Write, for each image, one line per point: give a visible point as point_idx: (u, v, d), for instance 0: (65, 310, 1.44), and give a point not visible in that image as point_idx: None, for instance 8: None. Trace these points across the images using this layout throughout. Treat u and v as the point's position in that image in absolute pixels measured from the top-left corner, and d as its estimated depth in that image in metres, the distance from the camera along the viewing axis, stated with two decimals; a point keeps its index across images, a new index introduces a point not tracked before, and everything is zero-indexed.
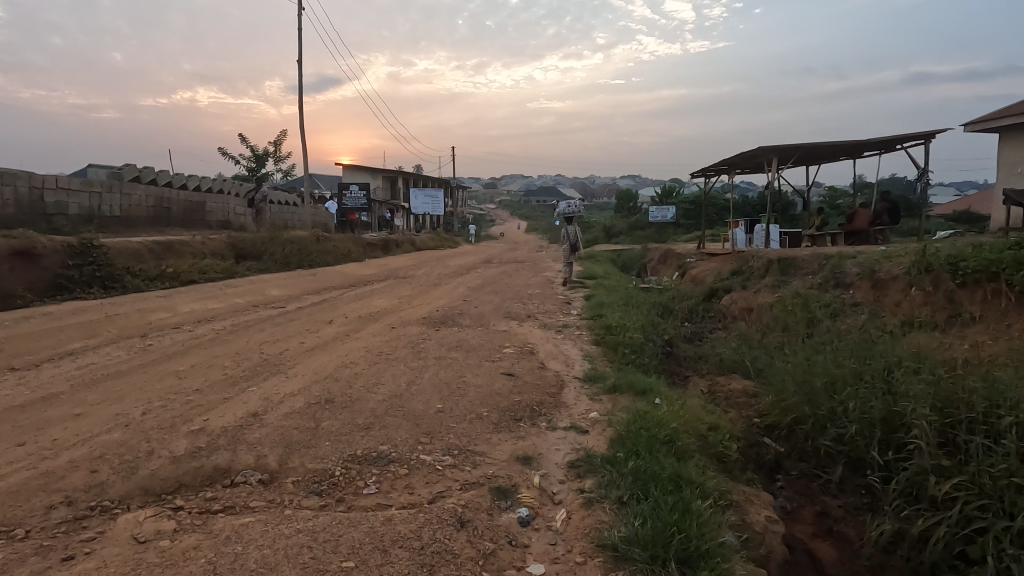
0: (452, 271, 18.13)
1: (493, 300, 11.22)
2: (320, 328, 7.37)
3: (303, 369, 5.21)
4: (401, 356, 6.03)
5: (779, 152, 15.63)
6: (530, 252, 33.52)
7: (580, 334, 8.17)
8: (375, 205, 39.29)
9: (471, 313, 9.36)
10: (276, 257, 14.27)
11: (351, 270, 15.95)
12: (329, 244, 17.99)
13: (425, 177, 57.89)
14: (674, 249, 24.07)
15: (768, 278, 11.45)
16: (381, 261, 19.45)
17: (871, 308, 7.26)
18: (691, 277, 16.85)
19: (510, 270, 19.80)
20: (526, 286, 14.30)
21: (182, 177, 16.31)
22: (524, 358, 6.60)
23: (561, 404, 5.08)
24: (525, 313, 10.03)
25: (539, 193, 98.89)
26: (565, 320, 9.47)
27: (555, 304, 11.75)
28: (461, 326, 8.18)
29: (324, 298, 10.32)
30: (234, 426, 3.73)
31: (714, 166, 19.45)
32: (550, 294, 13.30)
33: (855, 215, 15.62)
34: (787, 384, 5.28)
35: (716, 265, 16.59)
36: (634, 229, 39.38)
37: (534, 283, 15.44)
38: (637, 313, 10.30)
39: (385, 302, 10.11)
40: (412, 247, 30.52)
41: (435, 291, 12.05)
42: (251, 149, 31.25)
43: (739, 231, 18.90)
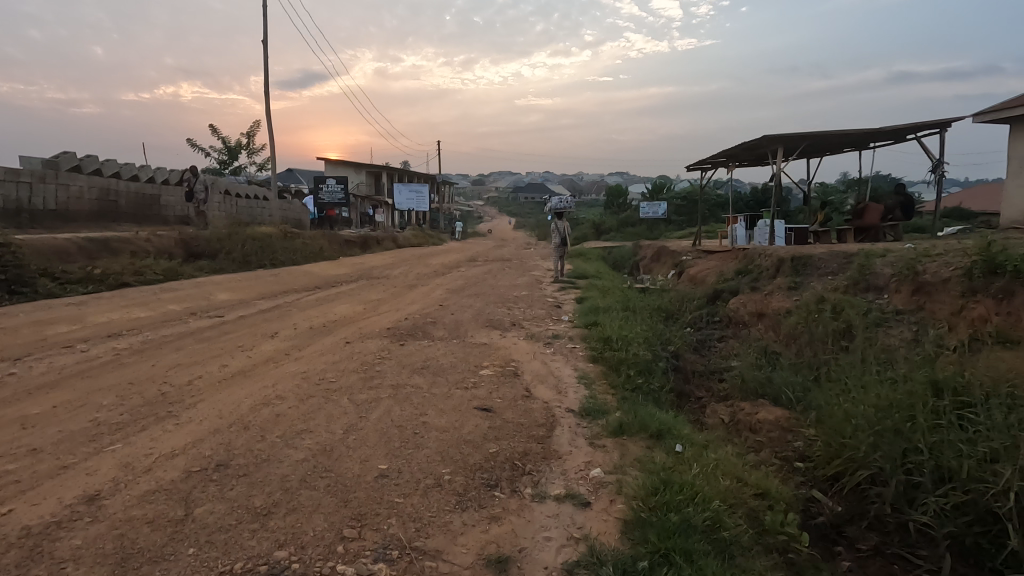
0: (432, 270, 16.80)
1: (473, 304, 9.91)
2: (257, 343, 6.04)
3: (207, 409, 3.88)
4: (347, 385, 4.71)
5: (784, 142, 14.48)
6: (517, 249, 32.22)
7: (573, 348, 6.90)
8: (356, 201, 37.73)
9: (444, 321, 8.04)
10: (234, 256, 12.85)
11: (321, 270, 14.54)
12: (298, 242, 16.53)
13: (410, 172, 56.33)
14: (669, 247, 22.87)
15: (780, 280, 10.26)
16: (356, 260, 18.06)
17: (922, 318, 6.08)
18: (690, 277, 15.65)
19: (496, 269, 18.51)
20: (511, 288, 13.01)
21: (132, 167, 14.79)
22: (505, 383, 5.32)
23: (551, 456, 3.80)
24: (508, 320, 8.72)
25: (527, 190, 97.57)
26: (555, 329, 8.19)
27: (544, 309, 10.45)
28: (432, 339, 6.88)
29: (277, 303, 8.96)
30: (44, 526, 2.42)
31: (712, 158, 18.26)
32: (538, 296, 12.03)
33: (866, 210, 14.52)
34: (847, 423, 4.08)
35: (717, 264, 15.41)
36: (625, 226, 38.22)
37: (520, 284, 14.15)
38: (637, 320, 9.04)
39: (348, 308, 8.78)
40: (393, 245, 29.06)
41: (407, 294, 10.71)
42: (222, 140, 29.53)
43: (740, 226, 17.72)
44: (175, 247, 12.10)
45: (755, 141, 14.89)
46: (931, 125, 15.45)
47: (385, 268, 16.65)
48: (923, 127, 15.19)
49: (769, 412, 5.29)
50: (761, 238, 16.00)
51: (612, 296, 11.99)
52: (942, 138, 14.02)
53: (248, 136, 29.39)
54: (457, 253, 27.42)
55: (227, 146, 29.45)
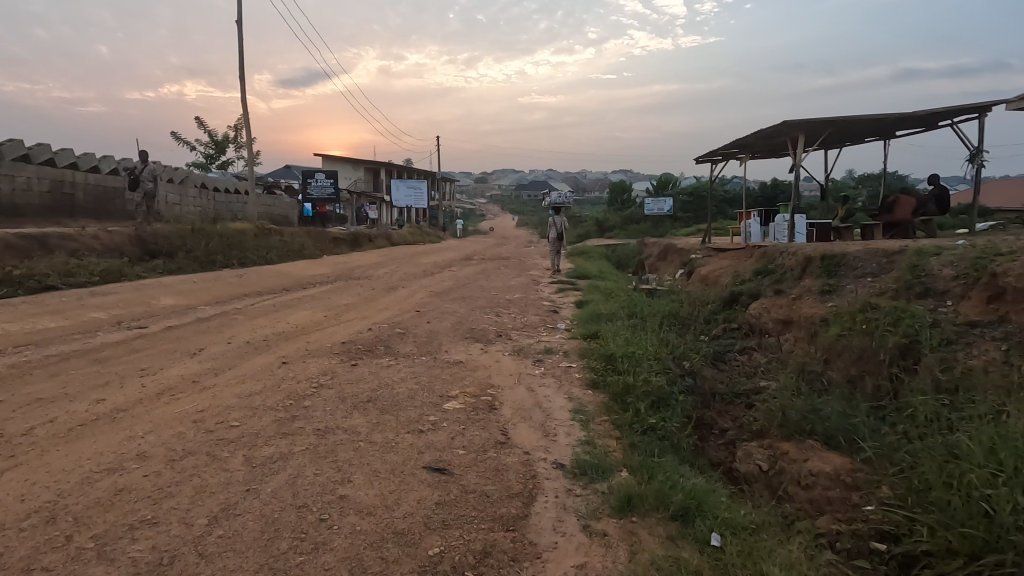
0: (421, 270, 15.57)
1: (456, 310, 8.62)
2: (168, 365, 4.78)
3: (19, 482, 2.63)
4: (253, 432, 3.43)
5: (806, 128, 13.14)
6: (517, 248, 30.90)
7: (568, 367, 5.63)
8: (351, 197, 36.43)
9: (416, 332, 6.75)
10: (197, 255, 11.60)
11: (296, 270, 13.29)
12: (276, 239, 15.27)
13: (409, 169, 54.88)
14: (676, 244, 21.52)
15: (809, 283, 8.93)
16: (341, 259, 16.82)
17: (1010, 332, 4.78)
18: (701, 277, 14.33)
19: (491, 268, 17.21)
20: (504, 290, 11.73)
21: (91, 158, 13.54)
22: (476, 422, 4.05)
23: (523, 556, 2.52)
24: (493, 329, 7.42)
25: (530, 187, 96.19)
26: (549, 342, 6.88)
27: (538, 315, 9.15)
28: (396, 358, 5.59)
29: (226, 309, 7.69)
30: None
31: (724, 149, 16.91)
32: (533, 300, 10.75)
33: (896, 203, 13.19)
34: (969, 505, 2.80)
35: (730, 264, 14.09)
36: (629, 224, 36.88)
37: (514, 286, 12.88)
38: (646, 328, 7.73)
39: (307, 315, 7.51)
40: (387, 243, 27.83)
41: (382, 298, 9.46)
42: (208, 134, 28.24)
43: (755, 220, 16.37)
44: (131, 243, 10.88)
45: (773, 129, 13.53)
46: (966, 110, 14.07)
47: (371, 267, 15.41)
48: (958, 113, 13.83)
49: (824, 462, 4.02)
50: (778, 235, 14.67)
51: (617, 299, 10.66)
52: (981, 124, 12.65)
53: (235, 129, 28.08)
54: (453, 251, 26.18)
55: (214, 140, 28.15)
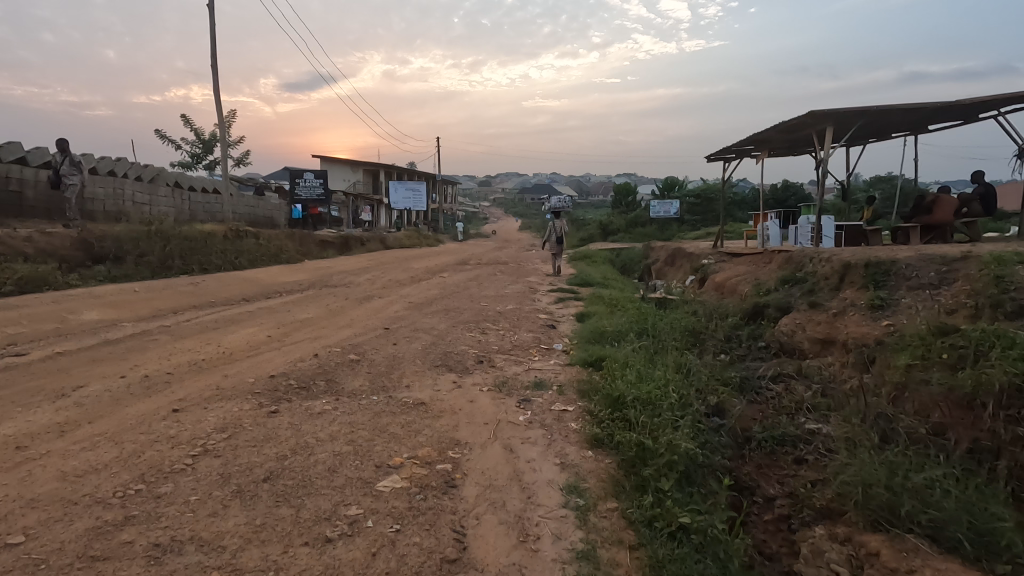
0: (409, 276, 14.28)
1: (434, 327, 7.27)
2: (8, 415, 3.47)
3: None
4: (39, 560, 2.11)
5: (836, 120, 11.76)
6: (517, 252, 29.57)
7: (562, 412, 4.30)
8: (346, 199, 35.19)
9: (375, 359, 5.39)
10: (150, 259, 10.35)
11: (267, 275, 11.99)
12: (250, 241, 14.00)
13: (408, 171, 53.61)
14: (686, 248, 20.19)
15: (852, 297, 7.55)
16: (323, 264, 15.55)
17: None
18: (717, 285, 12.97)
19: (486, 274, 15.90)
20: (496, 300, 10.41)
21: (43, 152, 12.34)
22: (419, 517, 2.73)
23: None
24: (474, 353, 6.08)
25: (533, 191, 94.91)
26: (541, 372, 5.53)
27: (531, 332, 7.82)
28: (337, 400, 4.25)
29: (153, 327, 6.38)
30: None
31: (740, 145, 15.57)
32: (528, 312, 9.43)
33: (937, 203, 11.81)
34: None
35: (749, 271, 12.71)
36: (634, 227, 35.54)
37: (509, 294, 11.56)
38: (660, 351, 6.39)
39: (249, 334, 6.20)
40: (381, 246, 26.59)
41: (350, 310, 8.12)
42: (195, 132, 27.05)
43: (774, 221, 14.98)
44: (73, 247, 9.61)
45: (798, 121, 12.15)
46: (1012, 100, 12.65)
47: (354, 273, 14.10)
48: (1005, 103, 12.41)
49: None
50: (802, 238, 13.30)
51: (624, 311, 9.30)
52: None
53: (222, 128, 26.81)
54: (449, 255, 24.89)
55: (201, 138, 26.93)
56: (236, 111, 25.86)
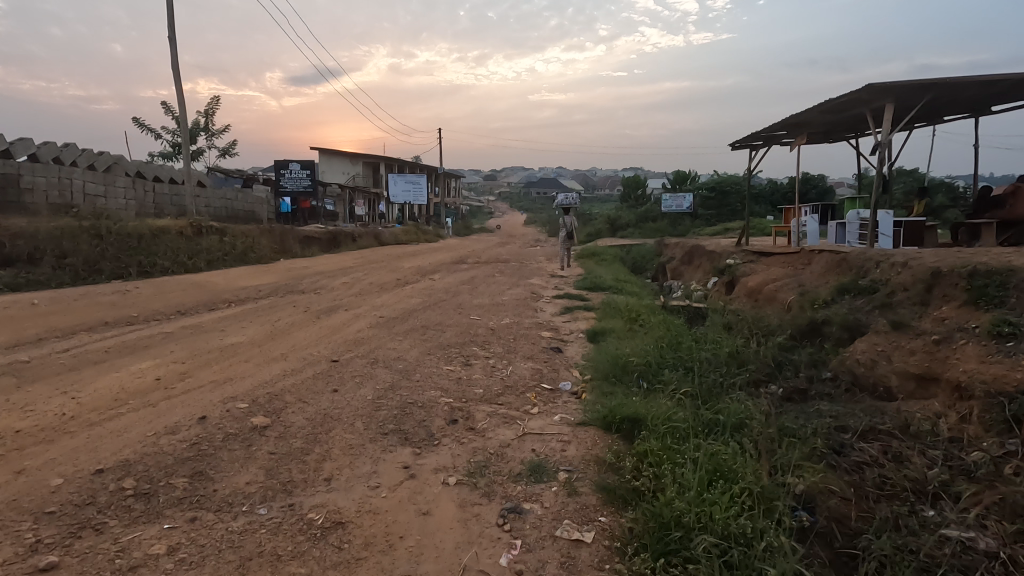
0: (395, 278, 12.55)
1: (402, 357, 5.50)
2: None
3: None
4: None
5: (899, 96, 9.85)
6: (520, 249, 27.81)
7: (574, 544, 2.54)
8: (342, 193, 33.48)
9: (293, 422, 3.62)
10: (76, 261, 8.63)
11: (225, 279, 10.29)
12: (214, 238, 12.28)
13: (409, 164, 51.79)
14: (705, 246, 18.46)
15: (956, 320, 5.72)
16: (302, 264, 13.87)
17: None
18: (750, 292, 11.13)
19: (484, 275, 14.16)
20: (490, 311, 8.66)
21: None
22: None
23: None
24: (447, 403, 4.31)
25: (539, 184, 92.99)
26: (540, 440, 3.76)
27: (532, 360, 6.06)
28: (188, 525, 2.49)
29: (9, 361, 4.66)
30: None
31: (773, 129, 13.66)
32: (529, 329, 7.68)
33: (1017, 196, 9.93)
34: None
35: (788, 275, 10.88)
36: (643, 222, 33.67)
37: (508, 302, 9.79)
38: (708, 397, 4.61)
39: (131, 374, 4.44)
40: (375, 243, 24.93)
41: (299, 330, 6.36)
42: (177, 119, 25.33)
43: (812, 216, 13.11)
44: None
45: (850, 97, 10.24)
46: None
47: (332, 275, 12.34)
48: None
49: None
50: (848, 237, 11.44)
51: (648, 326, 7.51)
52: None
53: (205, 115, 25.04)
54: (448, 252, 23.19)
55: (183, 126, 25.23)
56: (219, 97, 24.11)
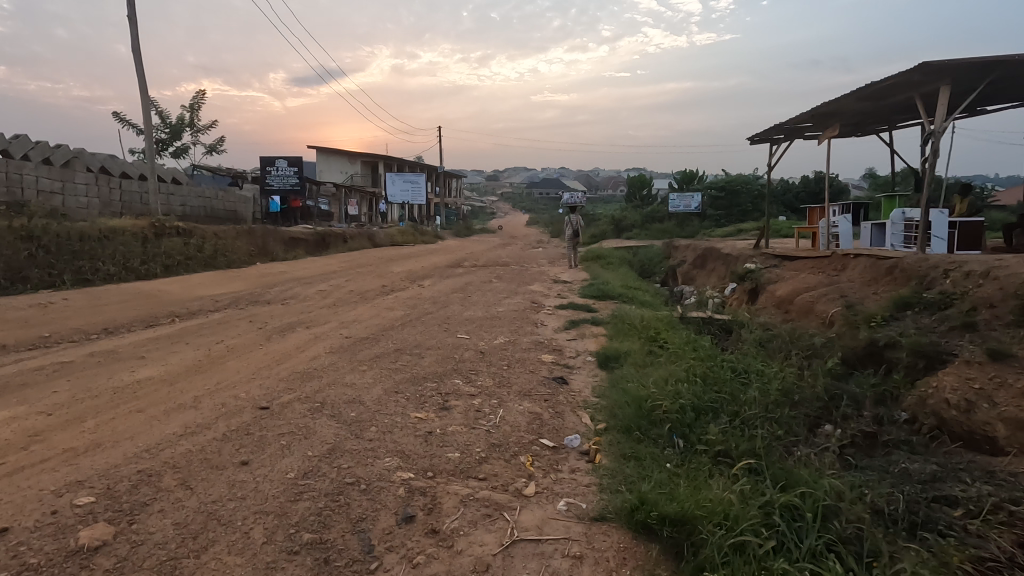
0: (380, 285, 11.31)
1: (357, 400, 4.20)
2: None
3: None
4: None
5: (956, 77, 8.53)
6: (522, 251, 26.52)
7: None
8: (337, 192, 32.18)
9: (152, 534, 2.32)
10: None
11: (182, 287, 9.02)
12: (177, 240, 11.02)
13: (408, 163, 50.47)
14: (719, 249, 17.16)
15: None
16: (281, 268, 12.65)
17: None
18: (779, 302, 9.81)
19: (480, 280, 12.90)
20: (482, 328, 7.39)
21: None
22: None
23: None
24: (406, 480, 3.02)
25: (542, 185, 91.89)
26: (537, 557, 2.46)
27: (528, 398, 4.77)
28: None
29: None
30: None
31: (800, 119, 12.35)
32: (527, 351, 6.40)
33: None
34: None
35: (823, 283, 9.57)
36: (650, 223, 32.43)
37: (504, 314, 8.51)
38: (771, 466, 3.31)
39: None
40: (369, 244, 23.71)
41: (237, 358, 5.06)
42: (162, 114, 24.11)
43: (844, 216, 11.78)
44: None
45: (896, 79, 8.93)
46: None
47: (309, 281, 11.06)
48: None
49: None
50: (890, 240, 10.12)
51: (670, 349, 6.20)
52: None
53: (191, 109, 23.84)
54: (445, 254, 21.94)
55: (168, 122, 24.03)
56: (205, 92, 22.92)
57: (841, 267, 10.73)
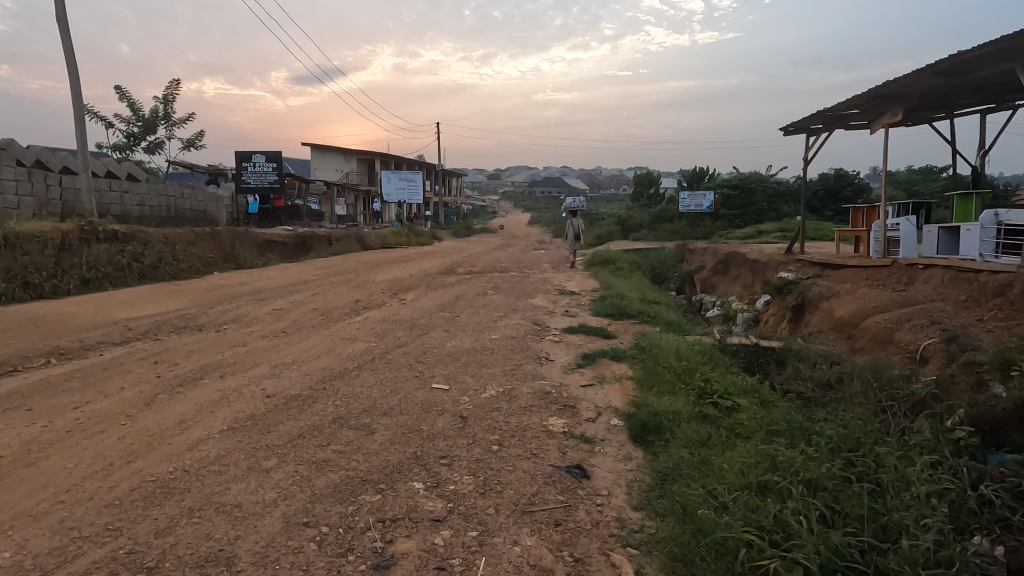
0: (351, 300, 9.47)
1: (223, 557, 2.35)
2: None
3: None
4: None
5: None
6: (522, 253, 24.68)
7: None
8: (327, 190, 30.32)
9: None
10: None
11: (94, 309, 7.18)
12: (110, 247, 9.17)
13: (405, 160, 48.54)
14: (742, 253, 15.31)
15: None
16: (241, 279, 10.83)
17: None
18: (840, 326, 7.94)
19: (473, 292, 11.08)
20: (467, 368, 5.57)
21: None
22: None
23: None
24: None
25: (544, 183, 90.11)
26: None
27: (528, 522, 2.94)
28: None
29: None
30: None
31: (852, 102, 10.47)
32: (526, 411, 4.57)
33: None
34: None
35: (897, 302, 7.69)
36: (659, 223, 30.59)
37: (497, 344, 6.69)
38: None
39: None
40: (358, 246, 21.91)
41: (68, 448, 3.21)
42: (134, 106, 22.29)
43: (906, 218, 9.95)
44: None
45: (995, 46, 7.10)
46: None
47: (267, 296, 9.24)
48: None
49: None
50: (974, 247, 8.27)
51: (732, 415, 4.34)
52: None
53: (165, 101, 22.02)
54: (438, 258, 20.12)
55: (140, 116, 22.20)
56: (179, 81, 21.11)
57: (908, 280, 8.88)
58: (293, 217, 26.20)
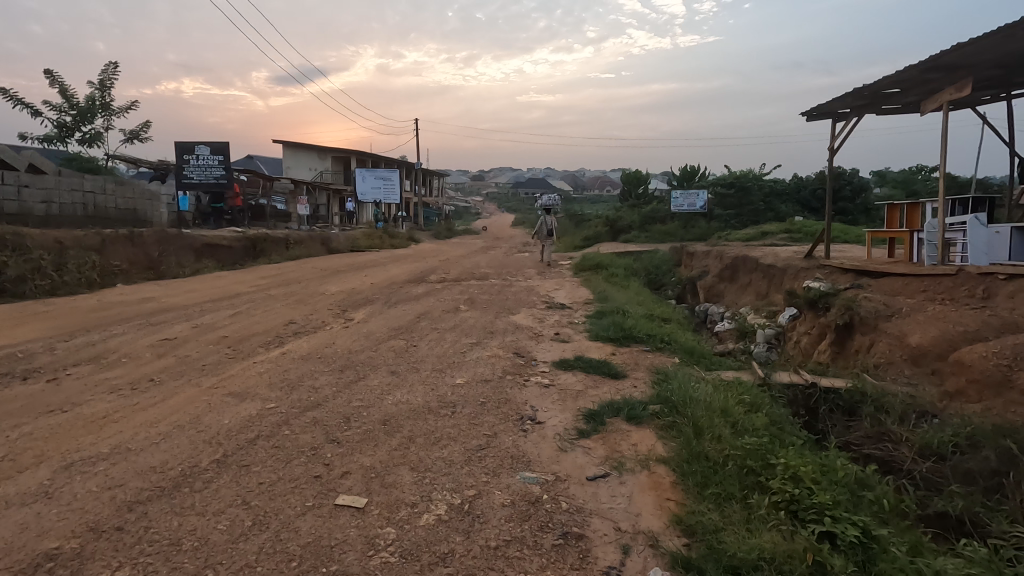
0: (280, 322, 7.36)
1: None
2: None
3: None
4: None
5: None
6: (505, 256, 22.58)
7: None
8: (294, 188, 27.95)
9: None
10: None
11: None
12: None
13: (383, 159, 46.22)
14: (753, 256, 13.49)
15: None
16: (147, 293, 8.65)
17: None
18: (917, 358, 6.04)
19: (441, 307, 9.02)
20: (406, 450, 3.53)
21: None
22: None
23: None
24: None
25: (529, 184, 88.20)
26: None
27: None
28: None
29: None
30: None
31: (899, 77, 8.63)
32: (495, 555, 2.55)
33: None
34: None
35: (994, 327, 5.82)
36: (650, 223, 28.80)
37: (459, 395, 4.65)
38: None
39: None
40: (322, 249, 19.69)
41: None
42: (67, 92, 19.79)
43: (974, 217, 8.04)
44: None
45: None
46: None
47: (169, 318, 7.10)
48: None
49: None
50: None
51: None
52: None
53: (101, 86, 19.55)
54: (411, 262, 17.98)
55: (74, 103, 19.70)
56: (117, 64, 18.72)
57: (985, 295, 7.04)
58: (255, 218, 23.83)
